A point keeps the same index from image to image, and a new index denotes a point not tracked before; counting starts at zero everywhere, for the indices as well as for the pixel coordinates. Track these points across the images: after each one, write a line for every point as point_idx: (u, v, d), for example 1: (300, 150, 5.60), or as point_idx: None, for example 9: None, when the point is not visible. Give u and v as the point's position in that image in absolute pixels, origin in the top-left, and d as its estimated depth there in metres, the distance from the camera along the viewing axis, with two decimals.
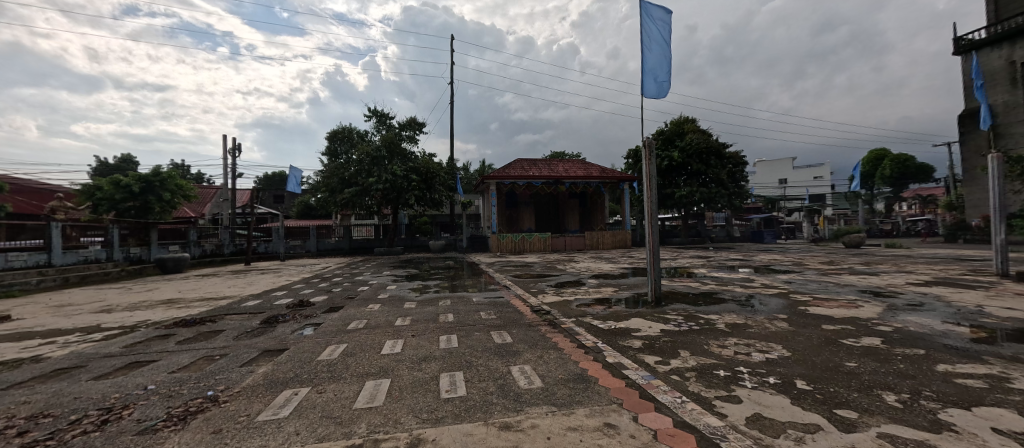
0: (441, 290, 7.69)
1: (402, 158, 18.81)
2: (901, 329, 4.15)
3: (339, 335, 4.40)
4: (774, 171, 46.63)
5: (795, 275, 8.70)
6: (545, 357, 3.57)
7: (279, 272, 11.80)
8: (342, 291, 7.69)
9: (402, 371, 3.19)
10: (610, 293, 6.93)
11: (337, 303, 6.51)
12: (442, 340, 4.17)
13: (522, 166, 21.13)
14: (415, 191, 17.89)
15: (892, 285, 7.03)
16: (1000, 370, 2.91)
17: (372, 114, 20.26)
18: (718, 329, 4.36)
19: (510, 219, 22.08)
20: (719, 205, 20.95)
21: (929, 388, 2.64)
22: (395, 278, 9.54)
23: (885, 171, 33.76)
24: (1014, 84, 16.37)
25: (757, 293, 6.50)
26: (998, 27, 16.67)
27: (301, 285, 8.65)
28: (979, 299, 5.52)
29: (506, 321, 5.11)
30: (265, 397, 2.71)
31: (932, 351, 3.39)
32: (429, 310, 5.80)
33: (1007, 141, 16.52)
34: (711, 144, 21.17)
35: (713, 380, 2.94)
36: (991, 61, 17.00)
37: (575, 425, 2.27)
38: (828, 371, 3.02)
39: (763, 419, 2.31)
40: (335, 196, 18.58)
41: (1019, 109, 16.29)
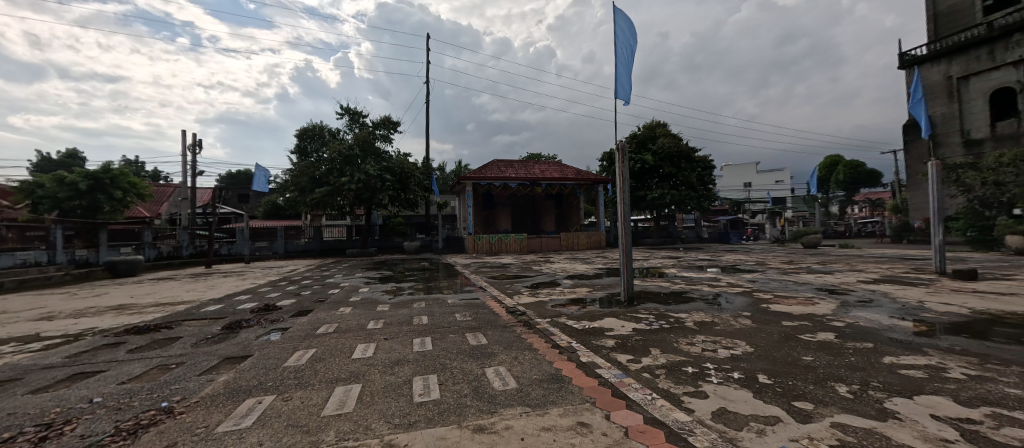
0: (415, 292, 7.58)
1: (376, 157, 18.42)
2: (852, 324, 4.43)
3: (308, 339, 4.26)
4: (739, 174, 48.80)
5: (758, 274, 9.16)
6: (520, 358, 3.58)
7: (243, 275, 11.28)
8: (311, 294, 7.45)
9: (373, 376, 3.12)
10: (584, 293, 7.04)
11: (306, 306, 6.30)
12: (416, 343, 4.10)
13: (499, 167, 21.12)
14: (389, 191, 17.54)
15: (845, 283, 7.51)
16: (939, 360, 3.16)
17: (344, 112, 19.71)
18: (687, 327, 4.51)
19: (487, 220, 22.07)
20: (689, 207, 21.68)
21: (877, 379, 2.82)
22: (367, 281, 9.32)
23: (840, 176, 36.21)
24: (951, 98, 17.84)
25: (724, 292, 6.77)
26: (937, 45, 18.09)
27: (267, 289, 8.31)
28: (920, 295, 5.98)
29: (481, 322, 5.09)
30: (226, 407, 2.58)
31: (880, 344, 3.64)
32: (403, 313, 5.69)
33: (945, 150, 17.94)
34: (681, 149, 21.91)
35: (681, 377, 3.03)
36: (931, 75, 18.41)
37: (549, 426, 2.29)
38: (786, 365, 3.18)
39: (728, 413, 2.40)
40: (305, 196, 17.96)
41: (955, 120, 17.75)
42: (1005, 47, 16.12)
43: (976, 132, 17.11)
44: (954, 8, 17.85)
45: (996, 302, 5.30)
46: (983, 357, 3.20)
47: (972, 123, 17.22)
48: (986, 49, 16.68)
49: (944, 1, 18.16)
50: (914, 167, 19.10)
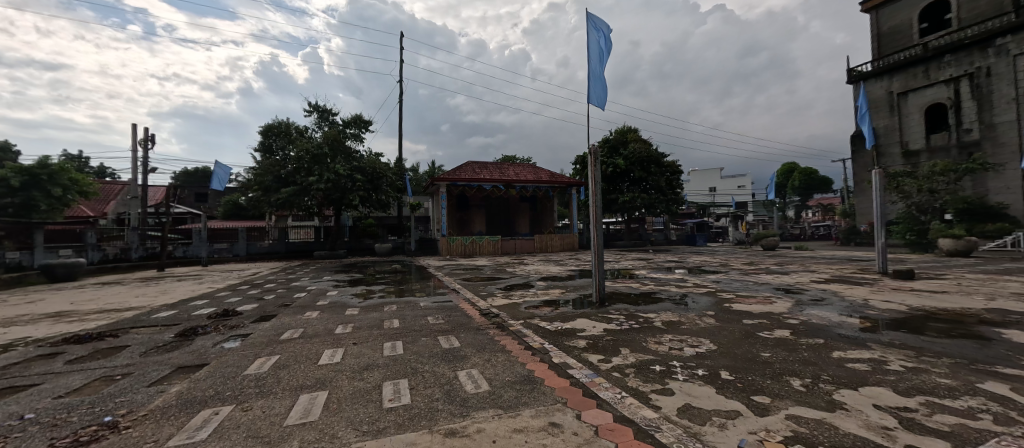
0: (386, 295, 7.41)
1: (346, 157, 17.90)
2: (806, 321, 4.70)
3: (272, 346, 4.08)
4: (705, 179, 50.91)
5: (721, 275, 9.58)
6: (494, 360, 3.57)
7: (201, 279, 10.64)
8: (275, 299, 7.12)
9: (341, 382, 3.02)
10: (557, 295, 7.10)
11: (269, 311, 6.02)
12: (387, 347, 4.01)
13: (473, 168, 21.03)
14: (360, 191, 17.07)
15: (800, 283, 7.96)
16: (880, 354, 3.42)
17: (313, 109, 19.07)
18: (655, 327, 4.65)
19: (461, 221, 21.92)
20: (659, 210, 22.36)
21: (827, 372, 3.01)
22: (336, 284, 9.02)
23: (795, 183, 38.60)
24: (892, 112, 19.34)
25: (690, 293, 7.03)
26: (881, 62, 19.55)
27: (227, 293, 7.90)
28: (865, 293, 6.44)
29: (454, 325, 5.05)
30: (178, 419, 2.44)
31: (829, 340, 3.88)
32: (373, 316, 5.55)
33: (887, 159, 19.39)
34: (651, 154, 22.60)
35: (650, 375, 3.11)
36: (876, 90, 19.86)
37: (521, 427, 2.30)
38: (747, 362, 3.33)
39: (692, 409, 2.49)
40: (269, 195, 17.20)
41: (895, 132, 19.24)
42: (938, 66, 17.68)
43: (913, 144, 18.63)
44: (896, 29, 19.39)
45: (928, 299, 5.80)
46: (918, 350, 3.49)
47: (910, 135, 18.72)
48: (922, 67, 18.21)
49: (887, 23, 19.71)
50: (861, 174, 20.54)
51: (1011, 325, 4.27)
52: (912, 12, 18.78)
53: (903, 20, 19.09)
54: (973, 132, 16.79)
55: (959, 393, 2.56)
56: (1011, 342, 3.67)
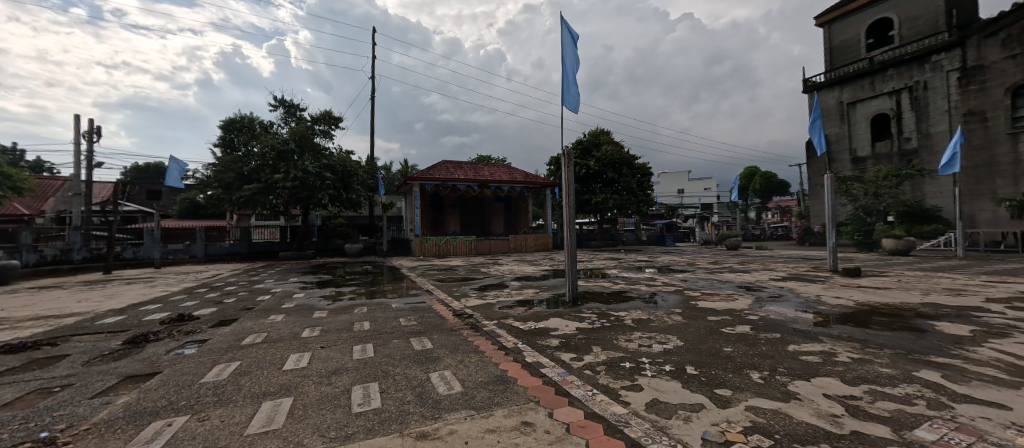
0: (357, 297, 7.21)
1: (314, 154, 17.27)
2: (765, 317, 4.97)
3: (233, 351, 3.89)
4: (673, 181, 52.70)
5: (689, 274, 9.94)
6: (466, 361, 3.55)
7: (153, 282, 9.97)
8: (236, 302, 6.76)
9: (308, 388, 2.92)
10: (530, 295, 7.15)
11: (229, 315, 5.72)
12: (357, 350, 3.92)
13: (447, 168, 20.82)
14: (330, 190, 16.51)
15: (760, 281, 8.38)
16: (831, 347, 3.65)
17: (278, 104, 18.30)
18: (626, 325, 4.76)
19: (435, 221, 21.68)
20: (630, 211, 22.91)
21: (783, 365, 3.18)
22: (303, 286, 8.70)
23: (756, 185, 40.60)
24: (843, 120, 20.69)
25: (659, 291, 7.27)
26: (833, 73, 20.90)
27: (184, 297, 7.44)
28: (818, 290, 6.86)
29: (427, 326, 4.98)
30: (125, 431, 2.29)
31: (785, 335, 4.11)
32: (343, 319, 5.39)
33: (838, 165, 20.72)
34: (623, 156, 23.12)
35: (620, 372, 3.19)
36: (828, 100, 21.20)
37: (493, 427, 2.30)
38: (711, 357, 3.48)
39: (659, 403, 2.57)
40: (231, 193, 16.37)
41: (845, 139, 20.60)
42: (883, 79, 19.06)
43: (861, 151, 20.01)
44: (846, 43, 20.77)
45: (873, 295, 6.26)
46: (863, 342, 3.76)
47: (858, 143, 20.10)
48: (869, 80, 19.59)
49: (839, 37, 21.08)
50: (816, 178, 21.82)
51: (943, 318, 4.68)
52: (860, 28, 20.16)
53: (853, 35, 20.47)
54: (912, 141, 18.18)
55: (898, 381, 2.78)
56: (942, 333, 4.02)
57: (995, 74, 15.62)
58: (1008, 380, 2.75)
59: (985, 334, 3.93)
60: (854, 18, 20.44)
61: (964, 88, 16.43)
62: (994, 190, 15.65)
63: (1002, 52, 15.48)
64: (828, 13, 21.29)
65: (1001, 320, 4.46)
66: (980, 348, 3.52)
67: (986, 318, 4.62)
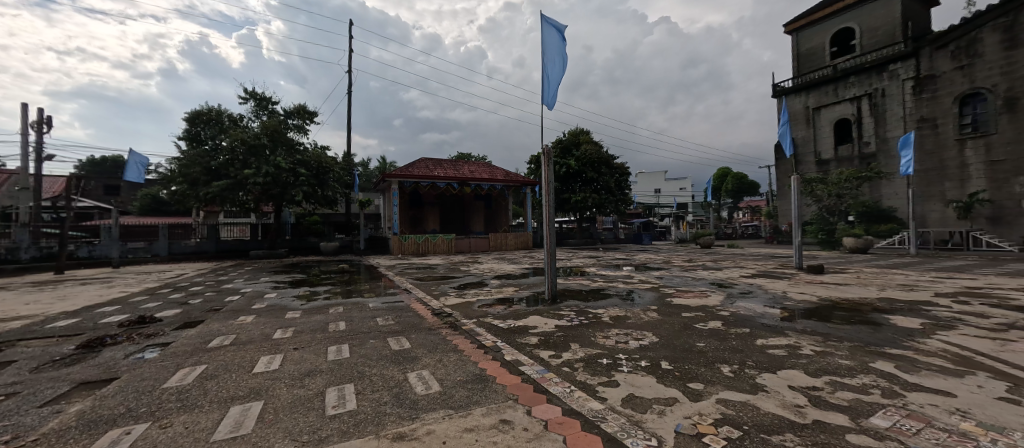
0: (332, 296, 7.03)
1: (287, 149, 16.70)
2: (735, 312, 5.15)
3: (198, 354, 3.72)
4: (650, 181, 53.88)
5: (664, 271, 10.20)
6: (445, 360, 3.53)
7: (111, 282, 9.41)
8: (202, 303, 6.47)
9: (279, 391, 2.83)
10: (510, 293, 7.17)
11: (194, 317, 5.46)
12: (332, 351, 3.82)
13: (427, 165, 20.58)
14: (304, 186, 16.01)
15: (731, 278, 8.69)
16: (796, 340, 3.82)
17: (249, 96, 17.58)
18: (603, 322, 4.84)
19: (413, 219, 21.44)
20: (608, 210, 23.25)
21: (751, 358, 3.31)
22: (275, 286, 8.40)
23: (728, 186, 42.02)
24: (808, 124, 21.67)
25: (636, 288, 7.42)
26: (801, 79, 21.85)
27: (145, 298, 7.06)
28: (785, 287, 7.17)
29: (405, 325, 4.91)
30: (78, 442, 2.15)
31: (754, 330, 4.27)
32: (317, 319, 5.25)
33: (804, 166, 21.72)
34: (602, 156, 23.40)
35: (597, 368, 3.24)
36: (796, 104, 22.15)
37: (471, 426, 2.29)
38: (684, 352, 3.57)
39: (635, 398, 2.63)
40: (197, 189, 15.64)
41: (811, 142, 21.58)
42: (845, 86, 20.05)
43: (825, 154, 21.02)
44: (812, 50, 21.73)
45: (834, 291, 6.60)
46: (825, 335, 3.95)
47: (822, 146, 21.10)
48: (832, 86, 20.58)
49: (806, 44, 22.02)
50: (783, 179, 22.77)
51: (896, 312, 4.98)
52: (825, 37, 21.15)
53: (818, 43, 21.44)
54: (870, 145, 19.20)
55: (856, 372, 2.94)
56: (896, 326, 4.29)
57: (944, 83, 16.70)
58: (954, 369, 2.96)
59: (934, 327, 4.21)
60: (820, 27, 21.42)
61: (918, 95, 17.46)
62: (943, 192, 16.74)
63: (951, 63, 16.56)
64: (796, 21, 22.22)
65: (948, 314, 4.79)
66: (930, 340, 3.77)
67: (935, 311, 4.94)
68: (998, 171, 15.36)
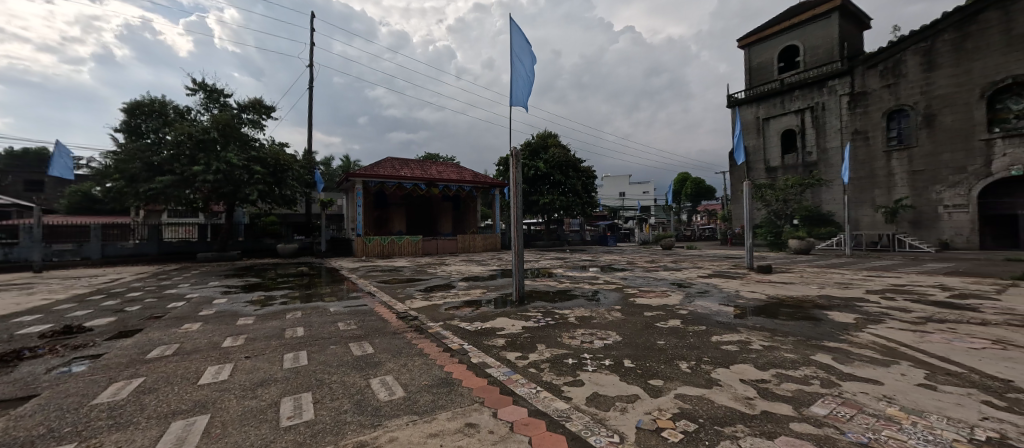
0: (290, 301, 6.66)
1: (240, 145, 15.72)
2: (693, 311, 5.41)
3: (135, 367, 3.41)
4: (615, 185, 55.61)
5: (629, 272, 10.53)
6: (410, 365, 3.45)
7: (31, 289, 8.47)
8: (141, 310, 5.94)
9: (228, 403, 2.65)
10: (478, 295, 7.12)
11: (131, 326, 5.01)
12: (288, 359, 3.63)
13: (393, 165, 20.10)
14: (259, 184, 15.12)
15: (690, 278, 9.12)
16: (747, 336, 4.05)
17: (198, 87, 16.45)
18: (569, 323, 4.91)
19: (378, 220, 20.88)
20: (575, 212, 23.65)
21: (707, 354, 3.48)
22: (226, 291, 7.87)
23: (687, 190, 44.11)
24: (759, 133, 23.09)
25: (601, 289, 7.59)
26: (752, 91, 23.27)
27: (72, 305, 6.36)
28: (739, 286, 7.60)
29: (368, 330, 4.74)
30: None
31: (709, 327, 4.49)
32: (272, 326, 4.97)
33: (755, 173, 23.12)
34: (569, 159, 23.81)
35: (562, 368, 3.29)
36: (748, 114, 23.56)
37: (436, 431, 2.25)
38: (646, 350, 3.69)
39: (599, 396, 2.69)
40: (137, 186, 14.41)
41: (761, 150, 23.00)
42: (791, 99, 21.55)
43: (773, 161, 22.47)
44: (762, 65, 23.23)
45: (781, 289, 7.08)
46: (772, 331, 4.23)
47: (771, 154, 22.55)
48: (780, 99, 22.06)
49: (757, 58, 23.50)
50: (737, 184, 24.13)
51: (834, 308, 5.42)
52: (774, 53, 22.66)
53: (768, 58, 22.95)
54: (813, 154, 20.73)
55: (799, 364, 3.16)
56: (834, 321, 4.66)
57: (875, 99, 18.37)
58: (882, 359, 3.25)
59: (865, 321, 4.61)
60: (769, 43, 22.92)
61: (853, 109, 19.08)
62: (873, 198, 18.38)
63: (880, 82, 18.25)
64: (748, 37, 23.66)
65: (877, 309, 5.27)
66: (861, 333, 4.13)
67: (865, 307, 5.43)
68: (918, 181, 17.07)
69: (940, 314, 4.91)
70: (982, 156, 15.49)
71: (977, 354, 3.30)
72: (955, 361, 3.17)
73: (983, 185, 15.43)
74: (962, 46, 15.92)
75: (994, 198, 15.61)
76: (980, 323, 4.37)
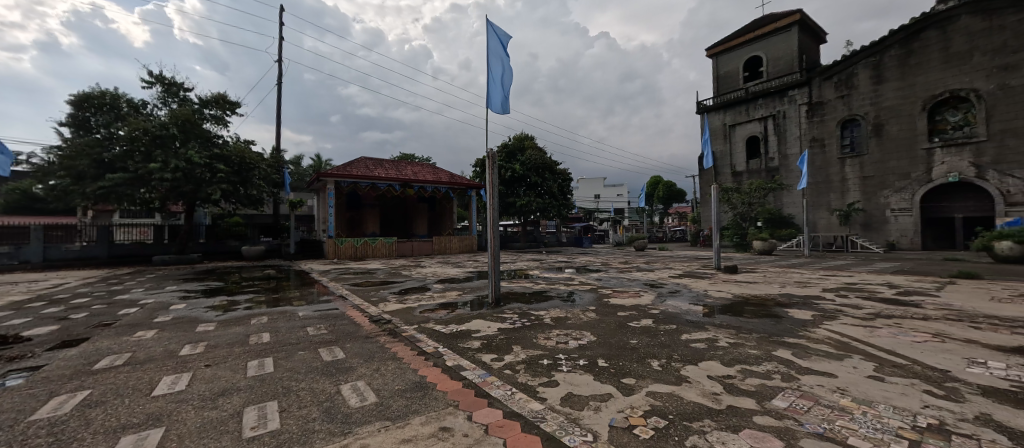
0: (255, 306, 6.37)
1: (202, 142, 14.95)
2: (664, 310, 5.57)
3: (80, 378, 3.17)
4: (590, 188, 56.60)
5: (603, 273, 10.72)
6: (382, 369, 3.37)
7: None
8: (88, 318, 5.52)
9: (185, 414, 2.51)
10: (453, 297, 7.07)
11: (77, 334, 4.66)
12: (252, 366, 3.47)
13: (366, 165, 19.65)
14: (222, 183, 14.42)
15: (662, 278, 9.40)
16: (714, 334, 4.20)
17: (154, 80, 15.53)
18: (545, 324, 4.95)
19: (351, 221, 20.35)
20: (551, 214, 23.86)
21: (677, 352, 3.59)
22: (185, 296, 7.42)
23: (659, 193, 45.45)
24: (725, 139, 24.04)
25: (575, 290, 7.70)
26: (719, 99, 24.23)
27: (8, 314, 5.83)
28: (708, 285, 7.88)
29: (339, 335, 4.59)
30: None
31: (680, 325, 4.63)
32: (236, 332, 4.74)
33: (722, 177, 24.04)
34: (546, 161, 24.01)
35: (537, 369, 3.30)
36: (715, 121, 24.49)
37: (409, 437, 2.21)
38: (619, 349, 3.77)
39: (573, 396, 2.72)
40: (85, 184, 13.42)
41: (728, 155, 23.94)
42: (755, 107, 22.55)
43: (739, 166, 23.43)
44: (728, 73, 24.23)
45: (746, 288, 7.41)
46: (738, 328, 4.42)
47: (737, 159, 23.51)
48: (745, 106, 23.05)
49: (724, 67, 24.50)
50: (705, 187, 25.03)
51: (794, 305, 5.71)
52: (739, 62, 23.68)
53: (733, 67, 23.99)
54: (775, 160, 21.77)
55: (762, 360, 3.30)
56: (793, 318, 4.93)
57: (830, 109, 19.51)
58: (836, 353, 3.45)
59: (821, 318, 4.89)
60: (735, 53, 23.93)
61: (811, 118, 20.18)
62: (829, 202, 19.48)
63: (835, 93, 19.41)
64: (716, 47, 24.64)
65: (832, 306, 5.61)
66: (818, 329, 4.38)
67: (821, 304, 5.77)
68: (868, 186, 18.25)
69: (887, 310, 5.28)
70: (924, 164, 16.75)
71: (919, 347, 3.57)
72: (901, 354, 3.40)
73: (925, 190, 16.69)
74: (906, 61, 17.20)
75: (933, 202, 16.94)
76: (922, 318, 4.72)
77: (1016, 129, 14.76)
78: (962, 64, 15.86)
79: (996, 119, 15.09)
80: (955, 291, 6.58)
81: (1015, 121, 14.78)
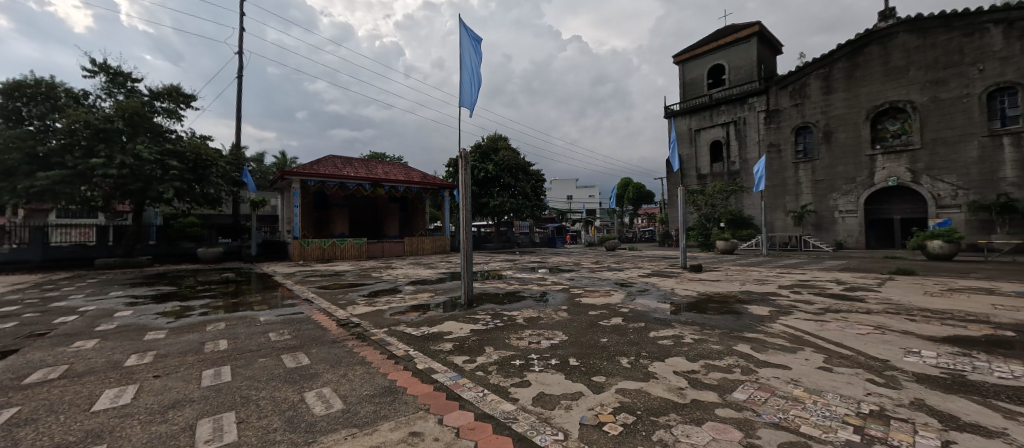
0: (212, 311, 6.03)
1: (153, 137, 14.02)
2: (634, 308, 5.71)
3: (5, 395, 2.87)
4: (563, 189, 57.31)
5: (575, 273, 10.90)
6: (349, 375, 3.26)
7: None
8: (17, 328, 5.02)
9: (131, 429, 2.34)
10: (425, 299, 6.96)
11: (3, 346, 4.23)
12: (207, 376, 3.27)
13: (334, 164, 19.02)
14: (176, 182, 13.58)
15: (631, 277, 9.66)
16: (680, 331, 4.35)
17: (98, 69, 14.38)
18: (518, 324, 4.96)
19: (318, 222, 19.64)
20: (525, 215, 23.98)
21: (645, 350, 3.68)
22: (132, 302, 6.88)
23: (629, 194, 46.64)
24: (691, 143, 24.93)
25: (548, 290, 7.77)
26: (685, 104, 25.15)
27: None
28: (675, 284, 8.16)
29: (304, 340, 4.42)
30: None
31: (648, 323, 4.76)
32: (190, 340, 4.45)
33: (688, 179, 24.94)
34: (519, 162, 24.09)
35: (510, 370, 3.30)
36: (681, 126, 25.37)
37: (378, 443, 2.15)
38: (590, 348, 3.83)
39: (545, 396, 2.73)
40: (15, 180, 12.22)
41: (693, 158, 24.85)
42: (718, 112, 23.53)
43: (703, 169, 24.38)
44: (694, 80, 25.20)
45: (710, 286, 7.74)
46: (701, 325, 4.61)
47: (702, 163, 24.45)
48: (709, 112, 24.01)
49: (689, 74, 25.47)
50: (672, 189, 25.90)
51: (753, 302, 6.00)
52: (704, 69, 24.69)
53: (698, 74, 24.96)
54: (736, 164, 22.80)
55: (723, 355, 3.45)
56: (751, 314, 5.18)
57: (786, 117, 20.68)
58: (790, 347, 3.65)
59: (777, 313, 5.18)
60: (700, 61, 24.94)
61: (769, 125, 21.31)
62: (785, 204, 20.60)
63: (790, 101, 20.60)
64: (682, 54, 25.57)
65: (787, 302, 5.95)
66: (774, 324, 4.63)
67: (777, 300, 6.11)
68: (819, 189, 19.46)
69: (835, 305, 5.65)
70: (868, 169, 18.05)
71: (863, 339, 3.85)
72: (848, 346, 3.64)
73: (869, 193, 17.99)
74: (852, 74, 18.53)
75: (876, 204, 18.27)
76: (866, 312, 5.09)
77: (946, 138, 16.18)
78: (900, 77, 17.22)
79: (929, 129, 16.49)
80: (893, 287, 7.15)
81: (944, 130, 16.21)
